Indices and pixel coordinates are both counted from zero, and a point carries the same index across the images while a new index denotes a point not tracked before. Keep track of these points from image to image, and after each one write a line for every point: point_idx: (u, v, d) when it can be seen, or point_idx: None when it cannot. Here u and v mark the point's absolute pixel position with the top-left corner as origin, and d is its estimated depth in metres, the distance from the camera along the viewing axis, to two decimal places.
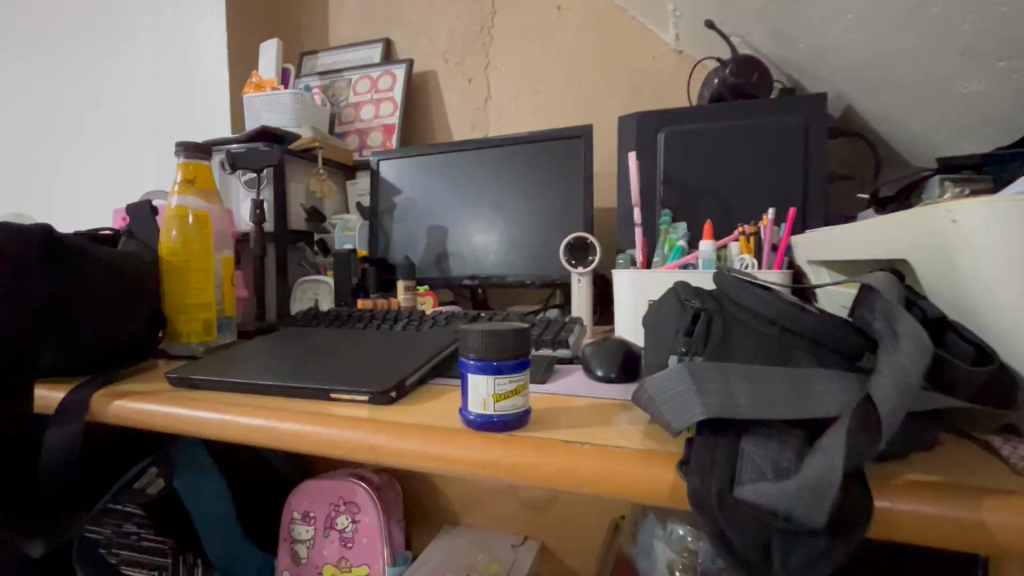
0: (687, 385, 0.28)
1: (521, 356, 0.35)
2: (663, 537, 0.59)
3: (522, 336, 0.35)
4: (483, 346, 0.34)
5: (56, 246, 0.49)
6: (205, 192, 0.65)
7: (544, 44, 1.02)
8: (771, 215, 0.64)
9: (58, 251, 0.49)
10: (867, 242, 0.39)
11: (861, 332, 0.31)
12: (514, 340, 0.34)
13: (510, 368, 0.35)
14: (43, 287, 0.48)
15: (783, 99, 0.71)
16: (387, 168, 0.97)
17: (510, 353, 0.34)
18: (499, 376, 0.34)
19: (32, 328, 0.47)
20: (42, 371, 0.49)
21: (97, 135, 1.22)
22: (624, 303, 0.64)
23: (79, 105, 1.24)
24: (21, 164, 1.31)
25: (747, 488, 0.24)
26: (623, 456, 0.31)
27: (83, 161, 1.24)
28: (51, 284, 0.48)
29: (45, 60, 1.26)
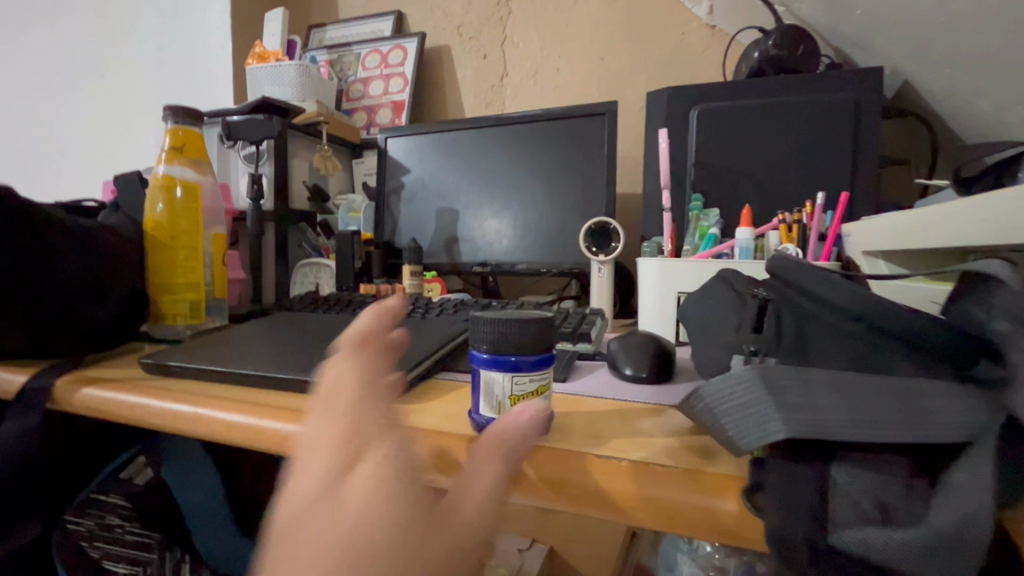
0: (760, 395, 0.22)
1: (546, 350, 0.30)
2: (688, 552, 0.53)
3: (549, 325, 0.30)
4: (500, 334, 0.29)
5: (15, 213, 0.44)
6: (194, 161, 0.59)
7: (565, 18, 0.95)
8: (818, 202, 0.58)
9: (18, 220, 0.44)
10: (984, 224, 0.33)
11: (960, 335, 0.23)
12: (539, 331, 0.29)
13: (530, 365, 0.29)
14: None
15: (831, 73, 0.64)
16: (395, 146, 0.91)
17: (533, 346, 0.29)
18: (518, 373, 0.29)
19: None
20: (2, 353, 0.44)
21: (97, 109, 1.17)
22: (651, 295, 0.58)
23: (78, 75, 1.19)
24: (19, 138, 1.27)
25: (849, 534, 0.19)
26: (669, 477, 0.25)
27: (83, 133, 1.20)
28: (8, 259, 0.43)
29: (44, 30, 1.21)
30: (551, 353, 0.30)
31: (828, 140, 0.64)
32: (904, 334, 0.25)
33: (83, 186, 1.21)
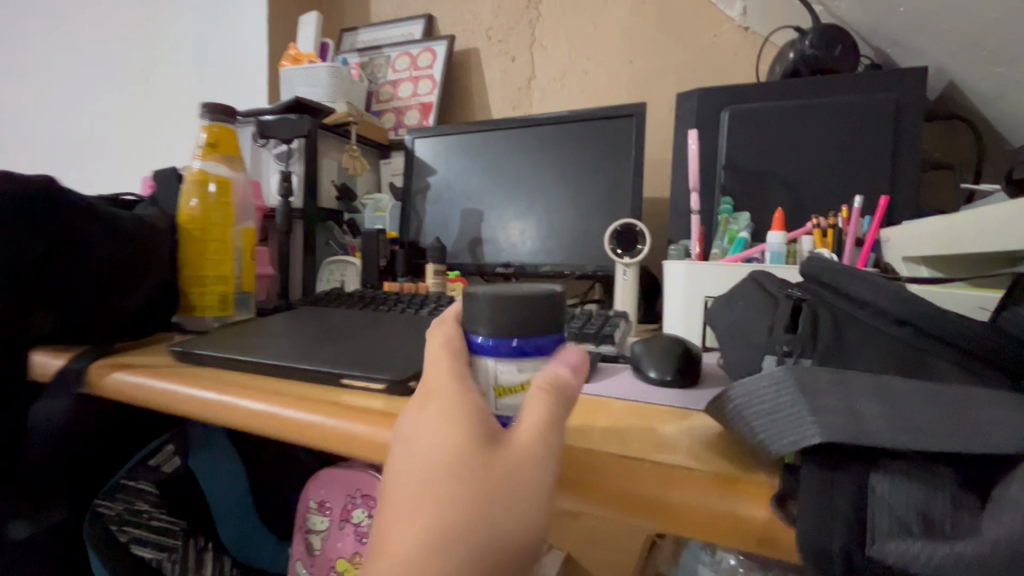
0: (797, 400, 0.21)
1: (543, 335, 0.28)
2: (709, 564, 0.51)
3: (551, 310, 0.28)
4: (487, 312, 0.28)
5: (57, 202, 0.45)
6: (228, 157, 0.61)
7: (594, 21, 0.94)
8: (855, 206, 0.56)
9: (58, 209, 0.45)
10: None
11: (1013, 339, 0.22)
12: (536, 313, 0.27)
13: (519, 352, 0.27)
14: (34, 248, 0.44)
15: (871, 74, 0.62)
16: (422, 147, 0.92)
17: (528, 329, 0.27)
18: (504, 360, 0.27)
19: (29, 288, 0.44)
20: (38, 337, 0.46)
21: (141, 109, 1.22)
22: (676, 298, 0.56)
23: (121, 77, 1.24)
24: (66, 137, 1.33)
25: (889, 547, 0.18)
26: (694, 481, 0.24)
27: (124, 132, 1.25)
28: (44, 244, 0.45)
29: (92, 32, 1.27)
30: (547, 342, 0.28)
31: (867, 143, 0.61)
32: (955, 340, 0.23)
33: (123, 183, 1.26)
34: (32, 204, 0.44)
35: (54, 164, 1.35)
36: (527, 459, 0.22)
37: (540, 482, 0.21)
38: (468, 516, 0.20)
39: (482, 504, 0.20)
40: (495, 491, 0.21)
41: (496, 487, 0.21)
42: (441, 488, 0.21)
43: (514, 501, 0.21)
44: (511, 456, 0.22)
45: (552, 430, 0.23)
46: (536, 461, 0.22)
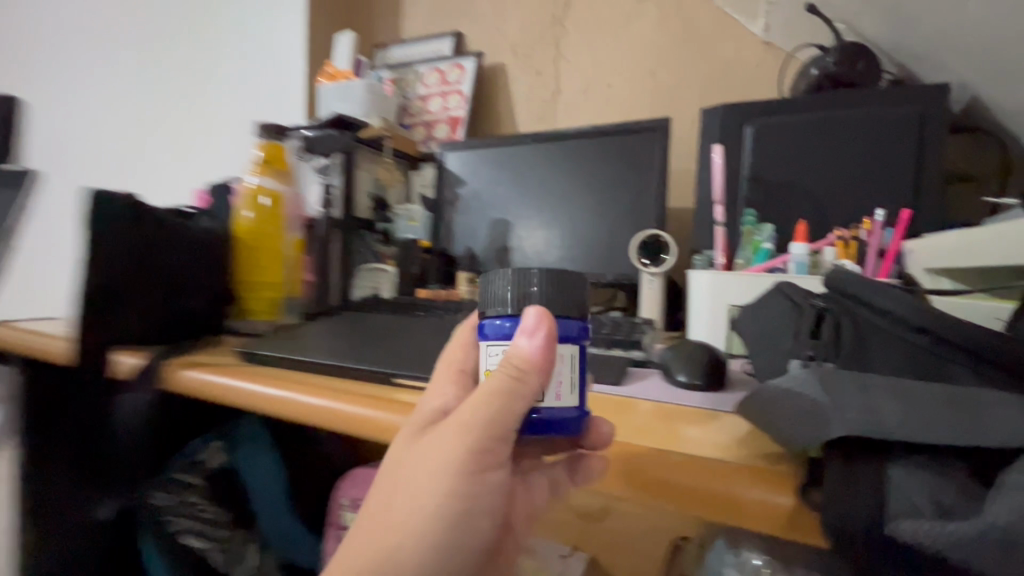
0: (820, 399, 0.24)
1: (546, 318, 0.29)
2: (734, 564, 0.52)
3: (555, 292, 0.29)
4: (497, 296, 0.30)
5: (141, 214, 0.50)
6: (280, 173, 0.66)
7: (618, 37, 0.97)
8: (877, 218, 0.58)
9: (142, 221, 0.50)
10: None
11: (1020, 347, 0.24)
12: (539, 295, 0.29)
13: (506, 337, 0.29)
14: (124, 255, 0.48)
15: (893, 89, 0.63)
16: (452, 160, 0.96)
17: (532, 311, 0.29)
18: (492, 343, 0.29)
19: (115, 291, 0.48)
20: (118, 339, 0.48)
21: (184, 123, 1.28)
22: (702, 306, 0.59)
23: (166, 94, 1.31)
24: None
25: (906, 524, 0.20)
26: (724, 471, 0.27)
27: None
28: (131, 252, 0.49)
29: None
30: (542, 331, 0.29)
31: (889, 157, 0.63)
32: (973, 347, 0.26)
33: (165, 193, 1.32)
34: (124, 218, 0.48)
35: None
36: (441, 450, 0.28)
37: (445, 471, 0.28)
38: (392, 503, 0.29)
39: (403, 496, 0.28)
40: (411, 484, 0.28)
41: (411, 470, 0.29)
42: (385, 486, 0.30)
43: (427, 490, 0.28)
44: (430, 454, 0.29)
45: (472, 422, 0.28)
46: (448, 456, 0.28)
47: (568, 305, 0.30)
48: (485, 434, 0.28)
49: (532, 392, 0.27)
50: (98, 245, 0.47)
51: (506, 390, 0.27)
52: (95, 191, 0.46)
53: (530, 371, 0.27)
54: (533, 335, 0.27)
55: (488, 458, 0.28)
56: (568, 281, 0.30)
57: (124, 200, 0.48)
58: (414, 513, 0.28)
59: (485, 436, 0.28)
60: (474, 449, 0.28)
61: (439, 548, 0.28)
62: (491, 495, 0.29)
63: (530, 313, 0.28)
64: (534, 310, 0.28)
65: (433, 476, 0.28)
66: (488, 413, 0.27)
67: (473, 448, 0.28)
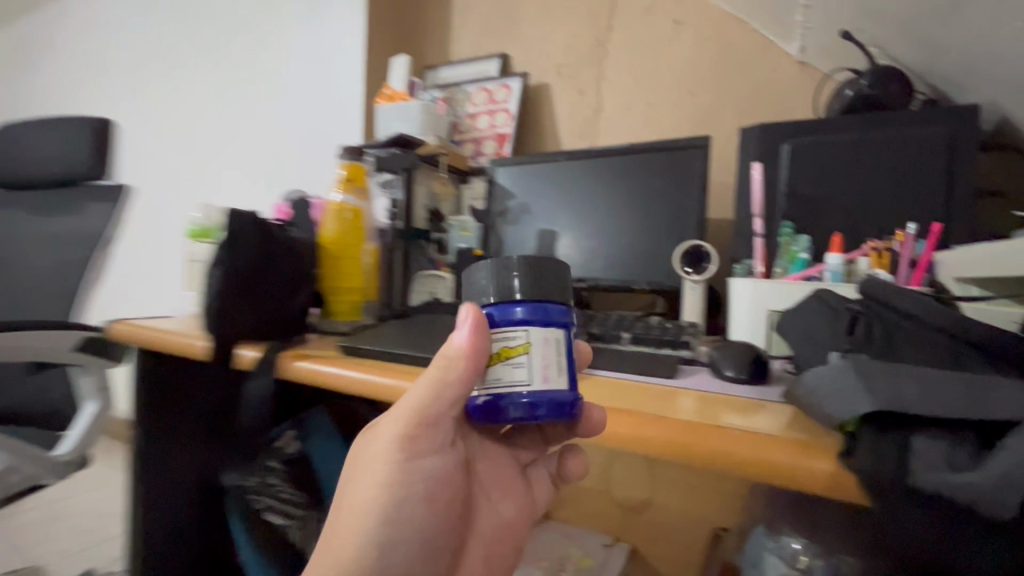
0: (855, 384, 0.30)
1: (522, 306, 0.35)
2: (775, 550, 0.57)
3: (534, 282, 0.36)
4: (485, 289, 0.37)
5: (261, 228, 0.59)
6: (359, 190, 0.74)
7: (658, 58, 1.03)
8: (910, 231, 0.63)
9: (261, 233, 0.59)
10: None
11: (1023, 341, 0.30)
12: (520, 285, 0.36)
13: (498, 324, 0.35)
14: (247, 261, 0.57)
15: (925, 110, 0.67)
16: (502, 174, 1.03)
17: (513, 299, 0.36)
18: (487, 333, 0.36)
19: (240, 292, 0.56)
20: (242, 333, 0.57)
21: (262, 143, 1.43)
22: (743, 311, 0.64)
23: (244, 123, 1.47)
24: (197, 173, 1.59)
25: (923, 480, 0.26)
26: (776, 444, 0.33)
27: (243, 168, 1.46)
28: (252, 259, 0.58)
29: (229, 80, 1.52)
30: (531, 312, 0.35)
31: (922, 173, 0.67)
32: (986, 344, 0.31)
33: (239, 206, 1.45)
34: (248, 229, 0.57)
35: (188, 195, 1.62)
36: (380, 442, 0.38)
37: (384, 458, 0.37)
38: (354, 481, 0.38)
39: (360, 473, 0.38)
40: (367, 465, 0.38)
41: (363, 462, 0.38)
42: (352, 470, 0.39)
43: (376, 466, 0.37)
44: (379, 439, 0.38)
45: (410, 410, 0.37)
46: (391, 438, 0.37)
47: (549, 293, 0.36)
48: (412, 424, 0.37)
49: (458, 379, 0.36)
50: (228, 253, 0.56)
51: (440, 382, 0.36)
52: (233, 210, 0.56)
53: (453, 358, 0.35)
54: (462, 328, 0.35)
55: (418, 443, 0.38)
56: (548, 272, 0.36)
57: (253, 217, 0.58)
58: (361, 498, 0.37)
59: (413, 424, 0.37)
60: (411, 433, 0.37)
61: (384, 525, 0.37)
62: (423, 476, 0.38)
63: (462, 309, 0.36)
64: (465, 307, 0.36)
65: (373, 465, 0.38)
66: (418, 402, 0.37)
67: (403, 436, 0.37)
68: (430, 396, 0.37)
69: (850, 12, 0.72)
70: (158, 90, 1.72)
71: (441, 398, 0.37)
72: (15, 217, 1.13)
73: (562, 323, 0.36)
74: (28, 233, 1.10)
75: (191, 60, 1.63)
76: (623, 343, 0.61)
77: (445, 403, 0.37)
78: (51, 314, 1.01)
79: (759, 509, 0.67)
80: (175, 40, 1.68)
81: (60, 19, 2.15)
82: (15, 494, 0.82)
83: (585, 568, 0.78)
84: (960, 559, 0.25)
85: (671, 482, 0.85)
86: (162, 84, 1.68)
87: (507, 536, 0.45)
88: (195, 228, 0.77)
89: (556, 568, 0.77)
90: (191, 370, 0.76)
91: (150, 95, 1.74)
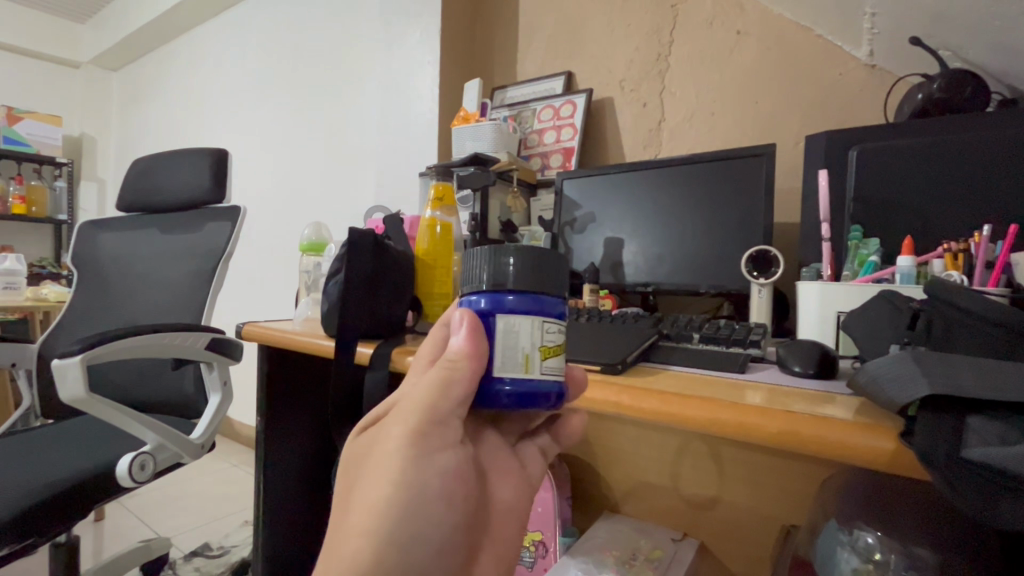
0: (912, 371, 0.34)
1: (524, 294, 0.40)
2: (847, 542, 0.59)
3: (529, 273, 0.40)
4: (479, 276, 0.41)
5: (377, 241, 0.70)
6: (448, 207, 0.83)
7: (720, 68, 1.07)
8: (986, 232, 0.63)
9: (376, 245, 0.69)
10: None
11: None
12: (520, 274, 0.40)
13: (515, 306, 0.39)
14: (364, 269, 0.68)
15: (1000, 112, 0.68)
16: (569, 186, 1.10)
17: (507, 287, 0.40)
18: (509, 315, 0.39)
19: (361, 297, 0.67)
20: (362, 333, 0.67)
21: (355, 166, 1.60)
22: (811, 312, 0.67)
23: (337, 147, 1.66)
24: (298, 192, 1.80)
25: (976, 450, 0.30)
26: (844, 426, 0.38)
27: (338, 186, 1.65)
28: (369, 267, 0.68)
29: (324, 110, 1.70)
30: (541, 298, 0.40)
31: (1000, 174, 0.67)
32: None
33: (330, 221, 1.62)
34: (367, 243, 0.68)
35: (289, 211, 1.83)
36: (389, 438, 0.37)
37: (394, 457, 0.36)
38: (357, 482, 0.37)
39: (365, 474, 0.37)
40: (370, 464, 0.37)
41: (372, 459, 0.38)
42: (356, 472, 0.38)
43: (378, 468, 0.37)
44: (386, 437, 0.38)
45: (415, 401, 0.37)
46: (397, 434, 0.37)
47: (541, 287, 0.40)
48: (414, 416, 0.37)
49: (464, 376, 0.38)
50: (350, 260, 0.67)
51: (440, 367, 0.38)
52: (353, 229, 0.67)
53: (460, 354, 0.38)
54: (460, 330, 0.39)
55: (427, 440, 0.37)
56: (541, 265, 0.40)
57: (369, 233, 0.68)
58: (370, 502, 0.36)
59: (420, 420, 0.37)
60: (421, 431, 0.37)
61: (394, 530, 0.35)
62: (437, 478, 0.37)
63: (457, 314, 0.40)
64: (460, 312, 0.40)
65: (380, 462, 0.37)
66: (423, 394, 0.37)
67: (408, 433, 0.37)
68: (438, 391, 0.37)
69: (920, 19, 0.73)
70: (260, 121, 1.95)
71: (448, 395, 0.37)
72: (150, 235, 1.31)
73: (556, 314, 0.41)
74: (162, 249, 1.28)
75: (288, 93, 1.83)
76: (693, 343, 0.65)
77: (448, 396, 0.37)
78: (183, 318, 1.18)
79: (829, 507, 0.68)
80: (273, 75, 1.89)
81: (171, 60, 2.44)
82: (162, 470, 0.96)
83: (656, 558, 0.82)
84: (1005, 519, 0.29)
85: (740, 478, 0.88)
86: (267, 115, 1.92)
87: (517, 520, 0.44)
88: (307, 243, 0.91)
89: (627, 557, 0.82)
90: (306, 363, 0.89)
91: (254, 127, 1.98)
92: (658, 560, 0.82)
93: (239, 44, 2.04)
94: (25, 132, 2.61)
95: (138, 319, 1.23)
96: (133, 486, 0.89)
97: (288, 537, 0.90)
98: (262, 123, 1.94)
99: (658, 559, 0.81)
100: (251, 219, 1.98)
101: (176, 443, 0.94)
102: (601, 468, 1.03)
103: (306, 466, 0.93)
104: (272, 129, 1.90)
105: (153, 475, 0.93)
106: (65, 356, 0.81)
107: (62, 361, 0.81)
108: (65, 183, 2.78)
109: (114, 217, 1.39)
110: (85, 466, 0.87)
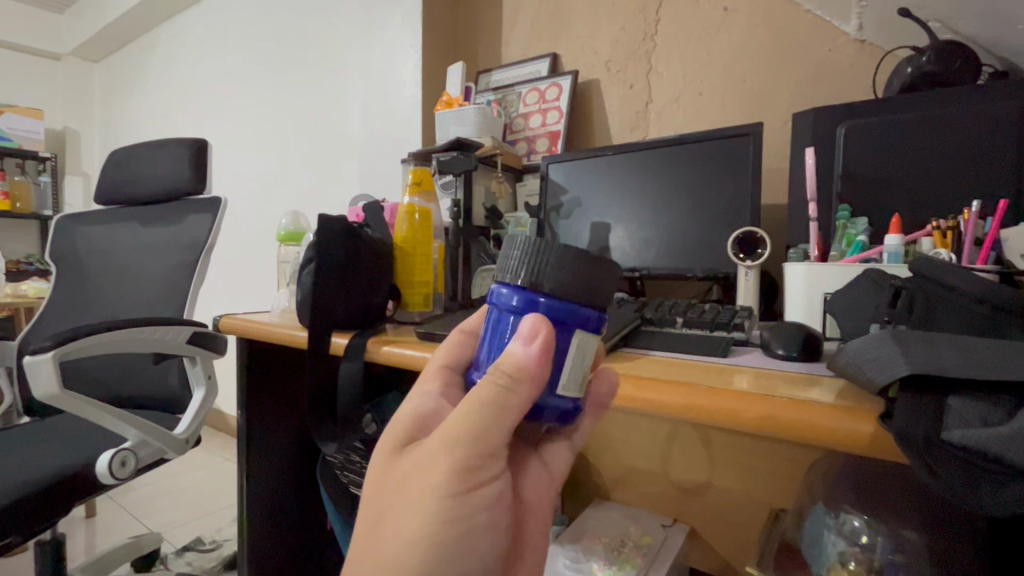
0: (892, 351, 0.33)
1: (568, 304, 0.35)
2: (834, 526, 0.58)
3: (567, 278, 0.35)
4: (517, 268, 0.36)
5: (349, 230, 0.68)
6: (427, 193, 0.81)
7: (708, 46, 1.04)
8: (975, 208, 0.61)
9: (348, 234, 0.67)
10: None
11: None
12: (558, 278, 0.35)
13: (559, 314, 0.35)
14: (336, 258, 0.66)
15: (990, 84, 0.65)
16: (554, 171, 1.08)
17: (542, 288, 0.35)
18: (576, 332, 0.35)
19: (333, 286, 0.65)
20: (336, 323, 0.66)
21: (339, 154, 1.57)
22: (796, 294, 0.65)
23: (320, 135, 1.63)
24: (282, 182, 1.77)
25: (955, 432, 0.29)
26: (827, 410, 0.36)
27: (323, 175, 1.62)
28: (342, 255, 0.66)
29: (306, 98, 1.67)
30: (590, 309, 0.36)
31: (990, 149, 0.65)
32: None
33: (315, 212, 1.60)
34: (340, 232, 0.66)
35: (274, 201, 1.80)
36: (428, 470, 0.34)
37: (427, 490, 0.34)
38: (383, 517, 0.34)
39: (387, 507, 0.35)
40: (402, 499, 0.34)
41: (403, 490, 0.34)
42: (383, 506, 0.35)
43: (412, 501, 0.34)
44: (425, 472, 0.34)
45: (468, 431, 0.34)
46: (438, 467, 0.34)
47: (575, 294, 0.35)
48: (471, 447, 0.34)
49: (521, 397, 0.34)
50: (322, 249, 0.65)
51: (503, 390, 0.34)
52: (324, 217, 0.65)
53: (523, 372, 0.34)
54: (532, 342, 0.34)
55: (475, 472, 0.34)
56: (581, 267, 0.35)
57: (341, 221, 0.66)
58: (401, 538, 0.33)
59: (472, 450, 0.34)
60: (470, 463, 0.34)
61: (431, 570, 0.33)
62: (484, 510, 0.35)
63: (528, 322, 0.35)
64: (531, 320, 0.34)
65: (418, 499, 0.34)
66: (479, 421, 0.34)
67: (459, 465, 0.34)
68: (498, 417, 0.34)
69: None
70: (243, 111, 1.91)
71: (506, 420, 0.34)
72: (129, 228, 1.28)
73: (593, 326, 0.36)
74: (142, 242, 1.25)
75: (270, 80, 1.79)
76: (677, 327, 0.64)
77: (509, 423, 0.34)
78: (165, 312, 1.16)
79: (816, 491, 0.67)
80: (254, 64, 1.85)
81: (151, 51, 2.39)
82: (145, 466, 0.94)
83: (646, 544, 0.81)
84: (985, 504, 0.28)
85: (729, 463, 0.87)
86: (250, 104, 1.88)
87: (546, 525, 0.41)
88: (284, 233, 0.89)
89: (617, 545, 0.81)
90: (287, 355, 0.88)
91: (237, 117, 1.94)
92: (647, 546, 0.81)
93: (219, 31, 2.00)
94: (5, 126, 2.57)
95: (119, 314, 1.21)
96: (114, 483, 0.87)
97: (275, 530, 0.89)
98: (245, 113, 1.91)
99: (648, 545, 0.81)
100: (238, 211, 1.96)
101: (158, 439, 0.92)
102: (589, 455, 1.02)
103: (292, 459, 0.92)
104: (255, 118, 1.86)
105: (135, 472, 0.91)
106: (37, 351, 0.79)
107: (33, 359, 0.79)
108: (49, 178, 2.74)
109: (93, 210, 1.36)
110: (64, 464, 0.85)
